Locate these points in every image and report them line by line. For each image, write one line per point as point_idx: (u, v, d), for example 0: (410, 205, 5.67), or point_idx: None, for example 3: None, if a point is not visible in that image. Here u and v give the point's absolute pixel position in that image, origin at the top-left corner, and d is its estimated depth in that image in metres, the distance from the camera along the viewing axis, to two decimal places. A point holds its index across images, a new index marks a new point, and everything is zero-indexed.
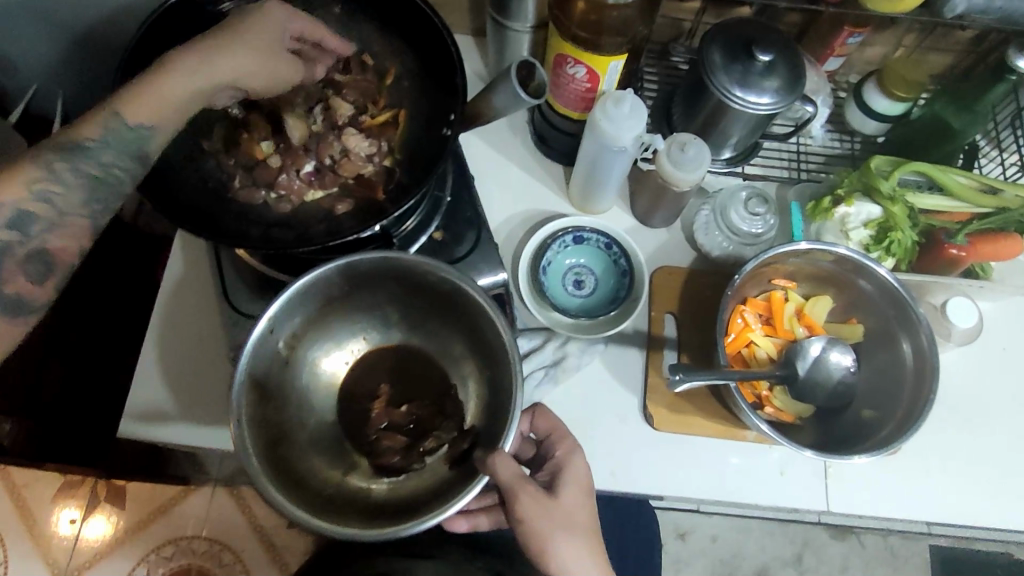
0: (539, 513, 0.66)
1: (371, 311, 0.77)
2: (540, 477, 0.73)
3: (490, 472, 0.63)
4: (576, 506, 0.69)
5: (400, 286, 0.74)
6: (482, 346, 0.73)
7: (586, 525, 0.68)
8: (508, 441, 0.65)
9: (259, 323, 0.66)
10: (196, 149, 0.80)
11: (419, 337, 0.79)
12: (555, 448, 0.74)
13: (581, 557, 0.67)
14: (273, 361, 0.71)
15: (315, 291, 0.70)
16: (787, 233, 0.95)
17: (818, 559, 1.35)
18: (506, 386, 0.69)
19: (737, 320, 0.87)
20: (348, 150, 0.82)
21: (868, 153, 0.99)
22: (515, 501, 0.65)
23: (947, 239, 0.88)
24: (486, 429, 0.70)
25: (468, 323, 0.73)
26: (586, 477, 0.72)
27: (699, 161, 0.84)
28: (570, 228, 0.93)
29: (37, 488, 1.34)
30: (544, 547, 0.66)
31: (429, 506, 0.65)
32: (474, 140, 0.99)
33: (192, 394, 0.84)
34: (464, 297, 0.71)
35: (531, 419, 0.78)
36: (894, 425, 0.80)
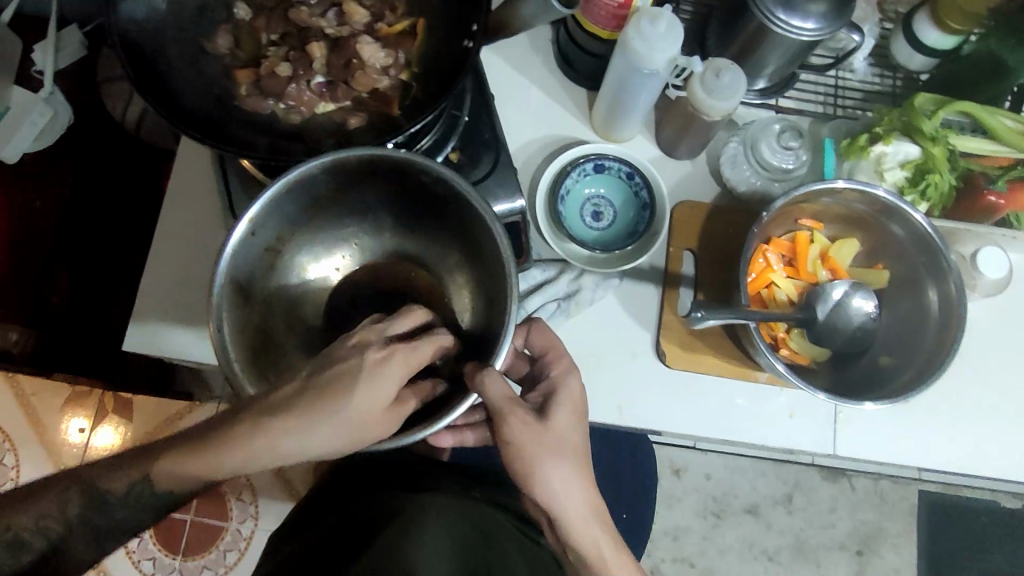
0: (528, 437, 0.65)
1: (362, 217, 0.74)
2: (532, 398, 0.69)
3: (480, 391, 0.62)
4: (567, 429, 0.67)
5: (393, 189, 0.71)
6: (476, 255, 0.71)
7: (575, 447, 0.67)
8: (499, 359, 0.63)
9: (240, 223, 0.64)
10: (198, 50, 0.75)
11: (411, 246, 0.76)
12: (550, 368, 0.70)
13: (566, 480, 0.66)
14: (259, 264, 0.69)
15: (301, 192, 0.67)
16: (817, 172, 0.91)
17: (808, 499, 1.36)
18: (501, 296, 0.67)
19: (759, 260, 0.84)
20: (362, 60, 0.76)
21: (909, 91, 0.95)
22: (504, 424, 0.64)
23: (987, 185, 0.85)
24: (480, 338, 0.69)
25: (464, 231, 0.70)
26: (580, 399, 0.69)
27: (736, 88, 0.79)
28: (592, 155, 0.88)
29: (44, 396, 1.32)
30: (532, 472, 0.65)
31: (413, 419, 0.65)
32: (494, 58, 0.94)
33: (198, 309, 0.82)
34: (461, 202, 0.67)
35: (527, 334, 0.72)
36: (919, 367, 0.79)
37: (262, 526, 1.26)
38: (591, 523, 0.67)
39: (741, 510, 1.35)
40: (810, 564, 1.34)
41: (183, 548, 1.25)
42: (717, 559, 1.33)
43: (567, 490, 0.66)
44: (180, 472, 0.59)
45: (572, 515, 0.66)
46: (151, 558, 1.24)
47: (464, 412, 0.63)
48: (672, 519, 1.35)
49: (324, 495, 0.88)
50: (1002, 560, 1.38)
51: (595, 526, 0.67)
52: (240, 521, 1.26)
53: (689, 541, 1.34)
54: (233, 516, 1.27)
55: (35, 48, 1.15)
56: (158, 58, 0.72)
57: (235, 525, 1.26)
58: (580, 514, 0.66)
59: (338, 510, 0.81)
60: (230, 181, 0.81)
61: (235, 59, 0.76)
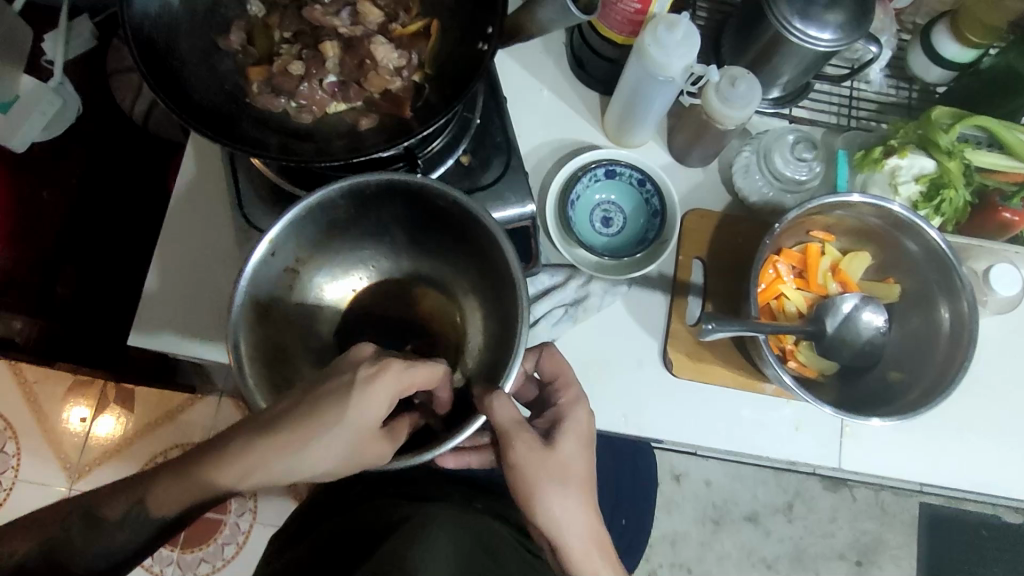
0: (533, 463, 0.64)
1: (378, 239, 0.73)
2: (539, 424, 0.69)
3: (487, 412, 0.63)
4: (571, 458, 0.65)
5: (407, 212, 0.70)
6: (489, 277, 0.70)
7: (580, 479, 0.65)
8: (508, 381, 0.64)
9: (259, 247, 0.64)
10: (212, 46, 0.75)
11: (427, 267, 0.75)
12: (559, 395, 0.69)
13: (569, 510, 0.64)
14: (278, 285, 0.69)
15: (318, 214, 0.67)
16: (830, 183, 0.90)
17: (808, 508, 1.36)
18: (513, 323, 0.66)
19: (769, 271, 0.84)
20: (375, 61, 0.75)
21: (925, 103, 0.94)
22: (509, 447, 0.64)
23: (1002, 202, 0.84)
24: (491, 365, 0.69)
25: (478, 255, 0.70)
26: (586, 428, 0.68)
27: (750, 98, 0.79)
28: (605, 161, 0.87)
29: (47, 385, 1.32)
30: (533, 499, 0.64)
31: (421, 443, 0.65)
32: (507, 60, 0.93)
33: (205, 306, 0.82)
34: (476, 227, 0.67)
35: (538, 358, 0.72)
36: (920, 393, 0.78)
37: (262, 519, 1.26)
38: (594, 556, 0.64)
39: (741, 518, 1.35)
40: (809, 573, 1.33)
41: (182, 542, 1.24)
42: (714, 565, 1.33)
43: (572, 514, 0.65)
44: (179, 486, 0.60)
45: (574, 548, 0.64)
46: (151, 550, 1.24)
47: (473, 434, 0.64)
48: (671, 524, 1.34)
49: (327, 500, 0.89)
50: None
51: (598, 561, 0.65)
52: (239, 514, 1.26)
53: (688, 547, 1.33)
54: (231, 509, 1.26)
55: (47, 39, 1.17)
56: (172, 54, 0.71)
57: (234, 518, 1.26)
58: (583, 546, 0.64)
59: (338, 518, 0.81)
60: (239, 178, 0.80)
61: (248, 57, 0.76)
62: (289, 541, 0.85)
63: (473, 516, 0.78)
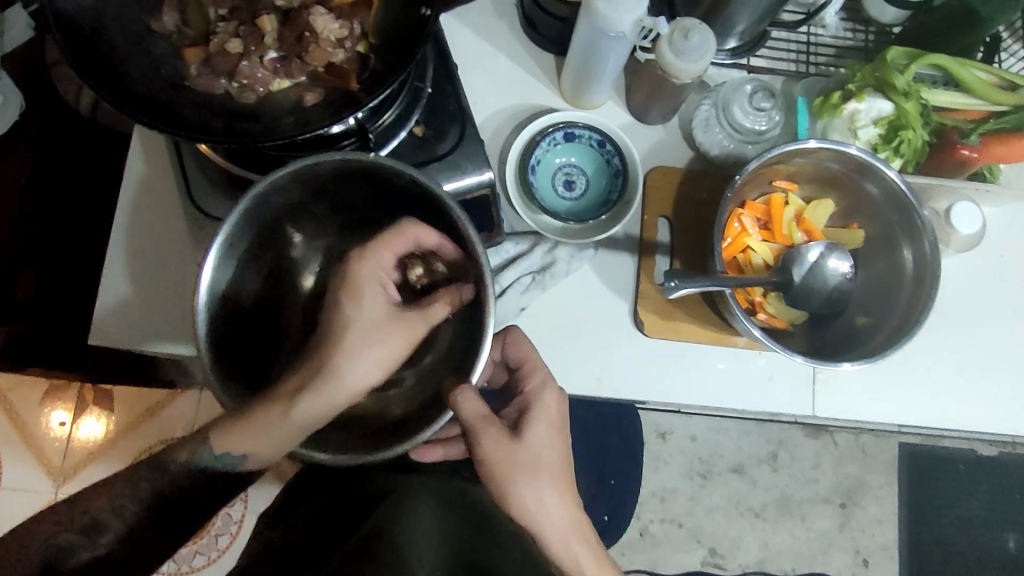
0: (502, 455, 0.62)
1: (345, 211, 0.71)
2: (507, 416, 0.67)
3: (453, 407, 0.61)
4: (542, 445, 0.64)
5: (368, 185, 0.67)
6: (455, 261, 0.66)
7: (555, 467, 0.63)
8: (476, 373, 0.62)
9: (214, 243, 0.62)
10: (144, 30, 0.72)
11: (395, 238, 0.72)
12: (524, 382, 0.68)
13: (544, 499, 0.62)
14: (245, 276, 0.66)
15: (270, 203, 0.64)
16: (791, 132, 0.90)
17: (792, 456, 1.38)
18: (477, 309, 0.63)
19: (734, 225, 0.83)
20: (316, 33, 0.73)
21: (882, 45, 0.93)
22: (478, 442, 0.63)
23: (960, 139, 0.84)
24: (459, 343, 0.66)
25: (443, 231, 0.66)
26: (558, 415, 0.66)
27: (704, 49, 0.77)
28: (562, 124, 0.86)
29: (23, 391, 1.24)
30: (506, 491, 0.62)
31: (394, 428, 0.64)
32: (457, 27, 0.90)
33: (168, 299, 0.81)
34: (433, 201, 0.64)
35: (503, 345, 0.72)
36: (889, 332, 0.79)
37: (256, 508, 1.21)
38: (574, 544, 0.61)
39: (727, 469, 1.36)
40: (794, 518, 1.36)
41: None
42: (704, 517, 1.35)
43: (556, 501, 0.62)
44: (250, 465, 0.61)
45: (553, 538, 0.61)
46: None
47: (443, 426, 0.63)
48: (659, 480, 1.36)
49: (308, 480, 0.87)
50: (980, 507, 1.41)
51: (579, 550, 0.61)
52: (231, 505, 1.22)
53: (677, 502, 1.35)
54: None
55: None
56: (102, 39, 0.69)
57: (227, 509, 1.22)
58: (562, 538, 0.61)
59: (323, 493, 0.80)
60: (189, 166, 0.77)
61: (183, 38, 0.74)
62: (277, 518, 0.83)
63: (458, 483, 0.77)
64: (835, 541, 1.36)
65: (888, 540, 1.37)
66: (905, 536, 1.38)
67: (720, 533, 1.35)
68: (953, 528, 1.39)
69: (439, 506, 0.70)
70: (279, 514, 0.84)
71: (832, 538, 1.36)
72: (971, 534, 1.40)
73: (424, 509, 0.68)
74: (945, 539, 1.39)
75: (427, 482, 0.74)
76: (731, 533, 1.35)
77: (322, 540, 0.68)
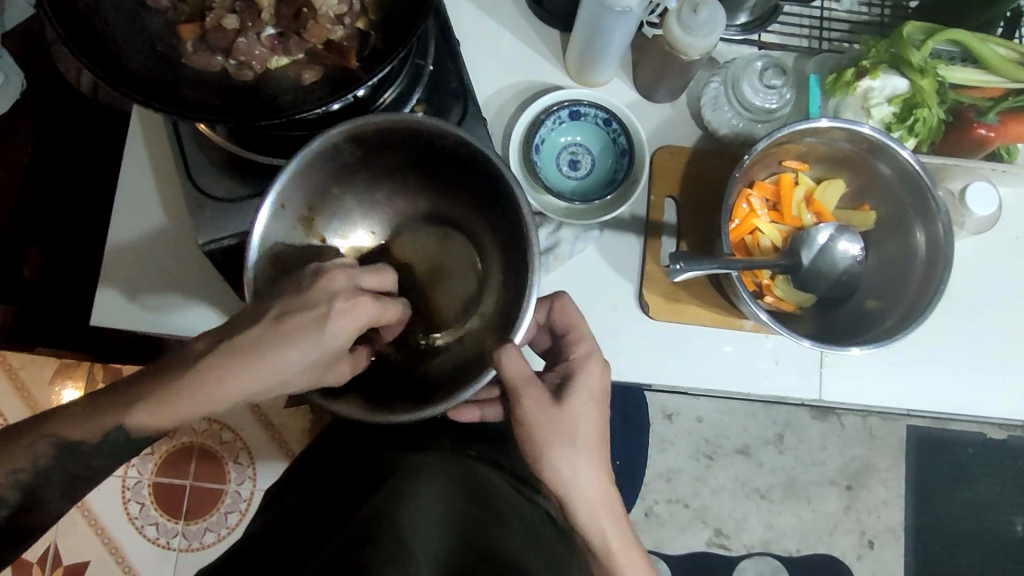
0: (543, 420, 0.62)
1: (392, 178, 0.73)
2: (549, 378, 0.68)
3: (496, 365, 0.63)
4: (582, 416, 0.63)
5: (418, 149, 0.69)
6: (501, 222, 0.70)
7: (591, 439, 0.63)
8: (519, 334, 0.65)
9: (267, 199, 0.64)
10: (139, 5, 0.70)
11: (442, 208, 0.74)
12: (570, 349, 0.68)
13: (577, 468, 0.62)
14: (294, 238, 0.68)
15: (327, 160, 0.67)
16: (803, 110, 0.87)
17: (798, 438, 1.37)
18: (524, 267, 0.66)
19: (742, 206, 0.82)
20: (314, 7, 0.70)
21: (898, 21, 0.90)
22: (518, 401, 0.63)
23: (977, 117, 0.81)
24: (508, 308, 0.69)
25: (492, 191, 0.69)
26: (601, 388, 0.66)
27: (713, 25, 0.75)
28: (566, 103, 0.84)
29: (35, 368, 1.23)
30: (542, 453, 0.62)
31: (442, 392, 0.68)
32: (461, 3, 0.88)
33: (176, 268, 0.81)
34: (482, 163, 0.67)
35: (549, 310, 0.71)
36: (900, 316, 0.78)
37: (263, 486, 1.22)
38: (600, 514, 0.62)
39: (733, 451, 1.36)
40: (800, 500, 1.36)
41: (185, 513, 1.21)
42: (709, 498, 1.35)
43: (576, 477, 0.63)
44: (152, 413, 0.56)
45: (580, 508, 0.61)
46: (154, 524, 1.20)
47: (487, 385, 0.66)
48: (665, 461, 1.35)
49: (312, 458, 0.86)
50: (987, 490, 1.40)
51: (605, 522, 0.62)
52: (239, 483, 1.22)
53: (682, 482, 1.35)
54: (231, 478, 1.23)
55: None
56: (96, 16, 0.67)
57: (235, 487, 1.22)
58: (591, 509, 0.62)
59: (326, 470, 0.79)
60: (186, 145, 0.75)
61: (179, 14, 0.72)
62: (277, 493, 0.83)
63: (464, 460, 0.75)
64: (841, 523, 1.35)
65: (894, 522, 1.37)
66: (911, 518, 1.37)
67: (725, 513, 1.34)
68: (959, 511, 1.39)
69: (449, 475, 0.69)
70: (275, 495, 0.82)
71: (837, 520, 1.35)
72: (978, 518, 1.39)
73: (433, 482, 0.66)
74: (951, 521, 1.38)
75: (432, 454, 0.73)
76: (737, 514, 1.35)
77: (320, 520, 0.67)
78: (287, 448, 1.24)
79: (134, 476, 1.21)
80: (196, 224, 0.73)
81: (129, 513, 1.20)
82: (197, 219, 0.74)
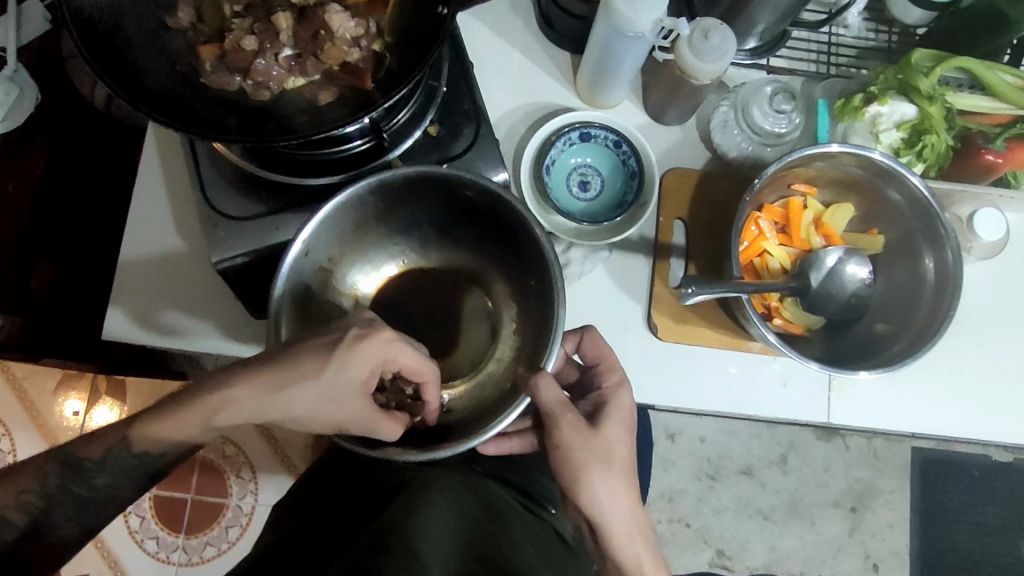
0: (579, 443, 0.64)
1: (410, 225, 0.77)
2: (583, 406, 0.69)
3: (534, 393, 0.65)
4: (617, 441, 0.65)
5: (440, 199, 0.73)
6: (523, 263, 0.74)
7: (626, 463, 0.65)
8: (550, 362, 0.66)
9: (296, 246, 0.66)
10: (159, 26, 0.72)
11: (458, 256, 0.80)
12: (600, 378, 0.69)
13: (614, 491, 0.64)
14: (314, 279, 0.72)
15: (352, 209, 0.70)
16: (811, 134, 0.88)
17: (802, 459, 1.36)
18: (549, 307, 0.69)
19: (750, 228, 0.82)
20: (331, 31, 0.72)
21: (905, 47, 0.91)
22: (556, 427, 0.64)
23: (985, 143, 0.82)
24: (533, 349, 0.72)
25: (512, 238, 0.73)
26: (631, 414, 0.68)
27: (724, 50, 0.76)
28: (578, 124, 0.85)
29: (39, 379, 1.23)
30: (577, 476, 0.63)
31: (470, 430, 0.69)
32: (473, 25, 0.90)
33: (184, 285, 0.81)
34: (504, 208, 0.70)
35: (578, 341, 0.71)
36: (908, 340, 0.78)
37: (264, 500, 1.22)
38: (637, 541, 0.63)
39: (736, 471, 1.35)
40: (805, 522, 1.35)
41: (186, 526, 1.21)
42: (711, 518, 1.34)
43: (586, 496, 0.63)
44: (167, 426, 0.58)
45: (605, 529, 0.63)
46: (154, 537, 1.20)
47: (519, 415, 0.67)
48: (668, 481, 1.34)
49: (320, 472, 0.86)
50: (992, 513, 1.39)
51: (639, 544, 0.63)
52: (240, 497, 1.22)
53: (685, 502, 1.34)
54: (232, 492, 1.22)
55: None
56: (118, 35, 0.68)
57: (236, 501, 1.22)
58: (622, 529, 0.63)
59: (337, 484, 0.79)
60: (201, 165, 0.76)
61: (198, 35, 0.73)
62: (286, 509, 0.82)
63: (475, 477, 0.74)
64: (845, 546, 1.34)
65: (900, 545, 1.36)
66: (916, 540, 1.36)
67: (728, 535, 1.34)
68: (964, 534, 1.38)
69: (460, 491, 0.68)
70: (285, 508, 0.82)
71: (841, 543, 1.35)
72: (984, 542, 1.38)
73: (444, 497, 0.66)
74: (957, 544, 1.37)
75: (444, 469, 0.73)
76: (740, 534, 1.34)
77: (329, 535, 0.66)
78: (289, 462, 1.24)
79: None
80: (208, 241, 0.74)
81: (129, 526, 1.20)
82: (210, 237, 0.74)
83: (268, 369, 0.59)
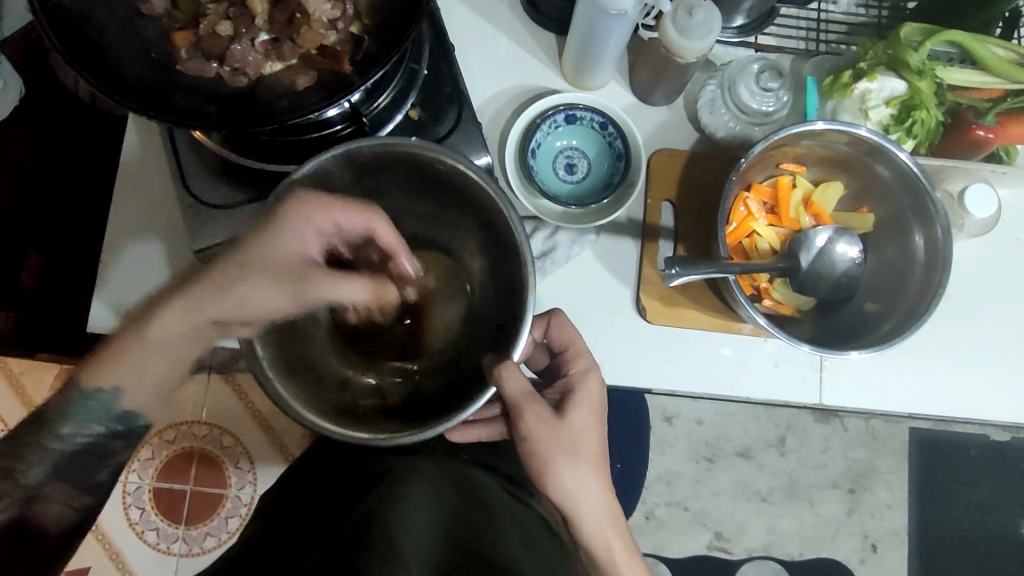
0: (545, 434, 0.63)
1: (381, 200, 0.76)
2: (551, 395, 0.69)
3: (498, 383, 0.64)
4: (586, 428, 0.65)
5: (408, 174, 0.72)
6: (492, 241, 0.72)
7: (593, 450, 0.64)
8: (517, 351, 0.66)
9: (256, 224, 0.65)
10: (134, 13, 0.71)
11: (433, 233, 0.79)
12: (568, 366, 0.69)
13: (595, 478, 0.63)
14: None
15: (316, 184, 0.69)
16: (801, 113, 0.87)
17: (800, 441, 1.36)
18: (518, 286, 0.68)
19: (739, 209, 0.81)
20: (307, 13, 0.71)
21: (896, 22, 0.89)
22: (519, 418, 0.64)
23: (976, 119, 0.81)
24: (503, 330, 0.71)
25: (481, 216, 0.71)
26: (600, 400, 0.67)
27: (709, 28, 0.75)
28: (563, 106, 0.84)
29: (36, 374, 1.23)
30: (545, 470, 0.63)
31: (438, 411, 0.69)
32: (456, 7, 0.88)
33: (173, 273, 0.81)
34: (471, 185, 0.68)
35: (546, 326, 0.72)
36: (896, 320, 0.77)
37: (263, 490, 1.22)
38: (612, 528, 0.62)
39: (733, 453, 1.35)
40: (802, 503, 1.35)
41: (185, 518, 1.21)
42: (709, 501, 1.34)
43: (572, 480, 0.63)
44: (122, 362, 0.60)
45: (587, 518, 0.62)
46: (154, 529, 1.20)
47: (485, 405, 0.66)
48: (666, 464, 1.34)
49: (308, 464, 0.85)
50: (990, 492, 1.39)
51: (611, 535, 0.62)
52: (239, 487, 1.22)
53: (683, 485, 1.34)
54: (231, 483, 1.22)
55: None
56: (90, 23, 0.67)
57: (235, 491, 1.22)
58: (597, 520, 0.62)
59: (321, 473, 0.79)
60: (181, 155, 0.75)
61: (173, 21, 0.72)
62: (272, 499, 0.82)
63: (459, 466, 0.74)
64: (843, 526, 1.34)
65: (897, 525, 1.36)
66: (914, 520, 1.36)
67: (725, 517, 1.34)
68: (963, 513, 1.38)
69: (440, 481, 0.68)
70: (273, 499, 0.81)
71: (839, 523, 1.35)
72: (982, 520, 1.38)
73: (424, 486, 0.65)
74: (956, 523, 1.37)
75: (425, 458, 0.73)
76: (737, 517, 1.34)
77: (311, 526, 0.66)
78: (287, 452, 1.24)
79: (135, 481, 1.21)
80: (191, 231, 0.73)
81: (130, 519, 1.20)
82: (194, 226, 0.74)
83: (201, 280, 0.61)
